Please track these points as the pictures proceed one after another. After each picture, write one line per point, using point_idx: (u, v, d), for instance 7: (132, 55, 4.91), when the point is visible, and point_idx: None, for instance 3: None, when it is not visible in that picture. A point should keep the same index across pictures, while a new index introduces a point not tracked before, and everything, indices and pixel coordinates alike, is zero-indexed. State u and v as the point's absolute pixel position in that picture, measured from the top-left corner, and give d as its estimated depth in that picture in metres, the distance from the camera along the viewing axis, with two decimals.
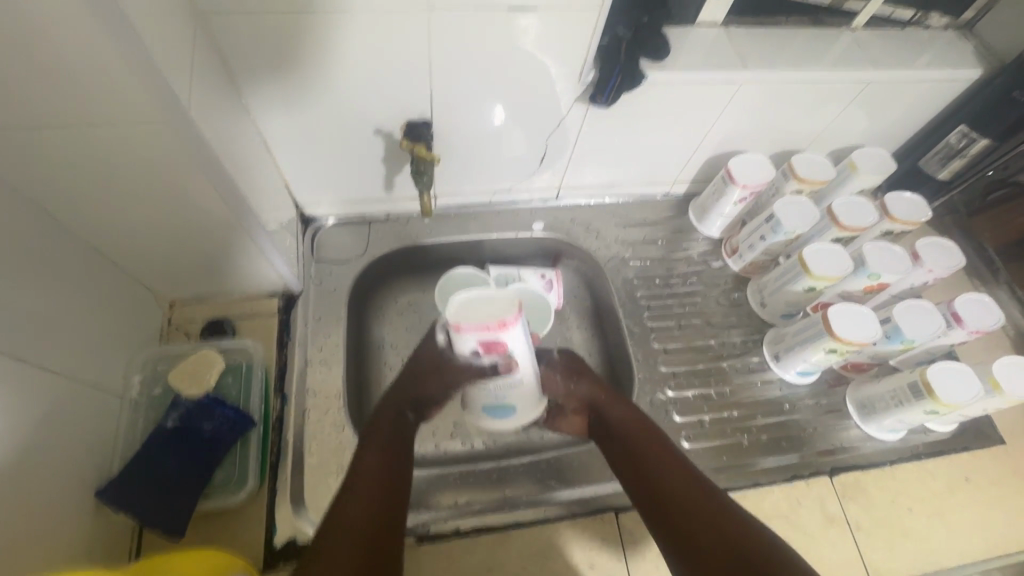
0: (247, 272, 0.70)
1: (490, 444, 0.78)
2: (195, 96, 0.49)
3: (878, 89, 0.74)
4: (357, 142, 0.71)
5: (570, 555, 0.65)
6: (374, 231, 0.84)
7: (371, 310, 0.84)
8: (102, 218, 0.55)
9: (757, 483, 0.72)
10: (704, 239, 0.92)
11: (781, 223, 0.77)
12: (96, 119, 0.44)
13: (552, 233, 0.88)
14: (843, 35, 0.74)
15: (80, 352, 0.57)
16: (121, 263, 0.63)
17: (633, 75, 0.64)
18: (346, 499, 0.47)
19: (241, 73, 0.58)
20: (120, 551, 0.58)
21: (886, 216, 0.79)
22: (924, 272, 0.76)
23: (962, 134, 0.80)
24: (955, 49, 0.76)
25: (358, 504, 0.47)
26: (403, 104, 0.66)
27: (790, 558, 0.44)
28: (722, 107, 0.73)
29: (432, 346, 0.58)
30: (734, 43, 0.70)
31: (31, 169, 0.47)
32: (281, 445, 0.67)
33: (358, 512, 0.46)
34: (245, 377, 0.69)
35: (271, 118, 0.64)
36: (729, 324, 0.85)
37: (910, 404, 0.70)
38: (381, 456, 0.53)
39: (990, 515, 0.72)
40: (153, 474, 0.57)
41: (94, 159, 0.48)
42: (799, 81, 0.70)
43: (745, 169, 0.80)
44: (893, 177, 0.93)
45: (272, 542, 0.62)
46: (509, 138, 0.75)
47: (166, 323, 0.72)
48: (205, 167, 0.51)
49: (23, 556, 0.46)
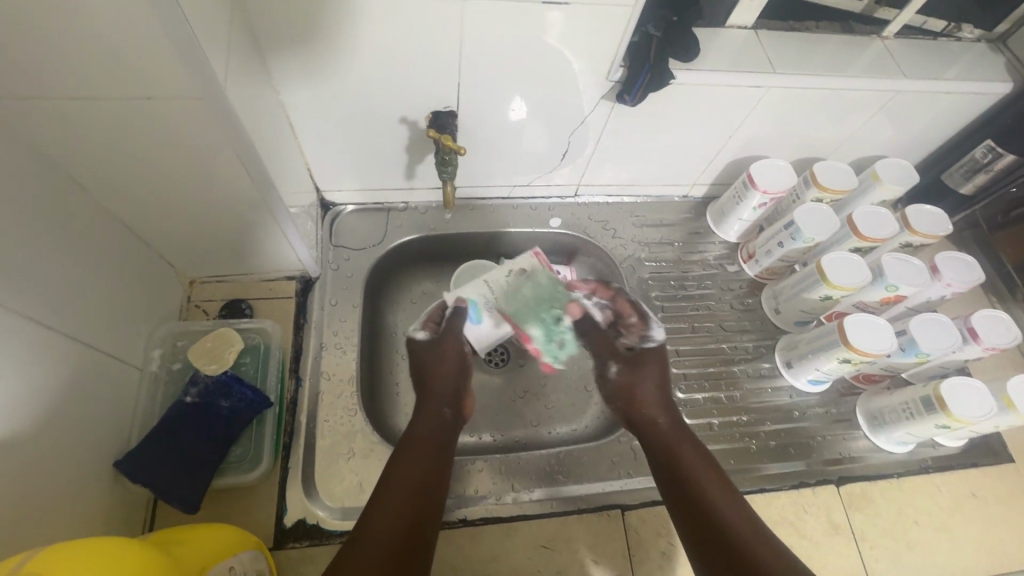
0: (268, 253, 0.71)
1: (498, 437, 0.78)
2: (230, 76, 0.50)
3: (905, 100, 0.74)
4: (381, 130, 0.71)
5: (574, 548, 0.65)
6: (393, 219, 0.84)
7: (386, 297, 0.85)
8: (132, 193, 0.56)
9: (763, 488, 0.72)
10: (720, 243, 0.92)
11: (801, 229, 0.76)
12: (136, 95, 0.45)
13: (569, 229, 0.88)
14: (873, 43, 0.74)
15: (105, 323, 0.58)
16: (147, 239, 0.64)
17: (661, 75, 0.63)
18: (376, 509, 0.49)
19: (272, 56, 0.58)
20: (135, 520, 0.59)
21: (906, 228, 0.79)
22: (942, 286, 0.75)
23: (988, 148, 0.79)
24: (986, 62, 0.76)
25: (388, 513, 0.49)
26: (429, 94, 0.66)
27: None
28: (747, 111, 0.73)
29: (421, 345, 0.69)
30: (763, 47, 0.70)
31: (68, 140, 0.48)
32: (294, 427, 0.68)
33: (383, 525, 0.48)
34: (263, 358, 0.70)
35: (298, 101, 0.65)
36: (742, 328, 0.85)
37: (921, 417, 0.70)
38: (417, 466, 0.54)
39: (996, 532, 0.72)
40: (171, 448, 0.58)
41: (129, 135, 0.49)
42: (826, 88, 0.70)
43: (768, 174, 0.80)
44: (915, 189, 0.92)
45: (282, 521, 0.63)
46: (533, 133, 0.75)
47: (186, 300, 0.73)
48: (236, 146, 0.52)
49: (43, 520, 0.47)
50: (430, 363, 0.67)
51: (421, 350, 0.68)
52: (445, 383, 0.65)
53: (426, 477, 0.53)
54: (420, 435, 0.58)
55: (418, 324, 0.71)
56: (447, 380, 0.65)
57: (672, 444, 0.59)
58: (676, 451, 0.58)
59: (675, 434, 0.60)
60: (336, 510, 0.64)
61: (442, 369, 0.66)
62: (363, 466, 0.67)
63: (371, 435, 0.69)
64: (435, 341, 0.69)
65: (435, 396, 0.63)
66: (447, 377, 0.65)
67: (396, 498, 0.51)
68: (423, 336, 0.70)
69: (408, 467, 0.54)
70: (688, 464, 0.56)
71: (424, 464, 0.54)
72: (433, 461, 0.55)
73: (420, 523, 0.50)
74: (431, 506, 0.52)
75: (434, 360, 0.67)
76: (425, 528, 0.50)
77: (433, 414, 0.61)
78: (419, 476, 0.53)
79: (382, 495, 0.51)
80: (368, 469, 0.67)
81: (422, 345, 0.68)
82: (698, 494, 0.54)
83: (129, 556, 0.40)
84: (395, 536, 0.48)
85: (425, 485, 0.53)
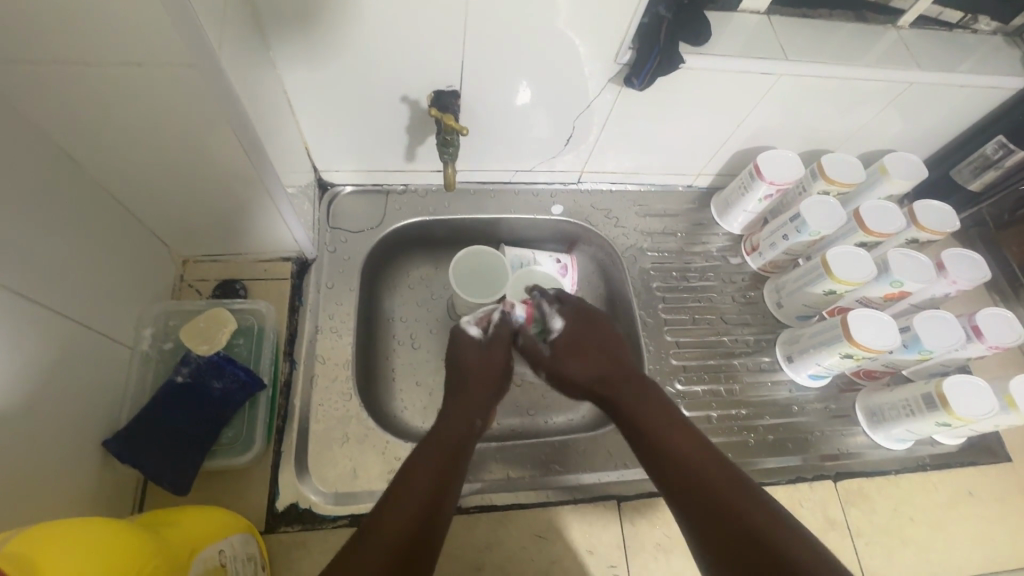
0: (264, 233, 0.69)
1: (494, 425, 0.77)
2: (226, 45, 0.48)
3: (918, 93, 0.72)
4: (381, 109, 0.69)
5: (569, 538, 0.65)
6: (392, 202, 0.83)
7: (383, 281, 0.83)
8: (123, 166, 0.54)
9: (759, 482, 0.72)
10: (723, 235, 0.90)
11: (807, 222, 0.75)
12: (127, 61, 0.43)
13: (571, 217, 0.87)
14: (888, 33, 0.72)
15: (95, 300, 0.56)
16: (139, 215, 0.62)
17: (671, 58, 0.61)
18: (389, 504, 0.48)
19: (269, 27, 0.56)
20: (124, 500, 0.58)
21: (913, 223, 0.77)
22: (947, 283, 0.75)
23: (1000, 145, 0.78)
24: (1002, 55, 0.74)
25: (404, 511, 0.47)
26: (432, 73, 0.64)
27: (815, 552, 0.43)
28: (758, 98, 0.71)
29: (469, 342, 0.69)
30: (776, 33, 0.68)
31: (57, 107, 0.46)
32: (288, 410, 0.67)
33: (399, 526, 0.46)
34: (256, 340, 0.69)
35: (297, 77, 0.63)
36: (743, 321, 0.84)
37: (921, 415, 0.70)
38: (435, 464, 0.53)
39: (990, 531, 0.72)
40: (161, 428, 0.57)
41: (119, 103, 0.47)
42: (839, 77, 0.68)
43: (775, 164, 0.78)
44: (922, 185, 0.91)
45: (274, 505, 0.62)
46: (537, 117, 0.73)
47: (179, 279, 0.72)
48: (232, 119, 0.50)
49: (29, 498, 0.46)
50: (475, 365, 0.66)
51: (466, 346, 0.68)
52: (485, 388, 0.65)
53: (444, 477, 0.52)
54: (445, 438, 0.56)
55: (473, 319, 0.71)
56: (485, 389, 0.65)
57: (641, 411, 0.59)
58: (648, 416, 0.58)
59: (641, 402, 0.60)
60: (330, 495, 0.63)
61: (488, 374, 0.66)
62: (357, 451, 0.66)
63: (365, 420, 0.68)
64: (485, 346, 0.69)
65: (472, 404, 0.62)
66: (490, 383, 0.66)
67: (413, 498, 0.48)
68: (475, 332, 0.69)
69: (426, 467, 0.52)
70: (660, 427, 0.56)
71: (442, 461, 0.53)
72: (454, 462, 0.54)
73: (433, 523, 0.48)
74: (443, 508, 0.50)
75: (480, 362, 0.67)
76: (434, 531, 0.48)
77: (462, 420, 0.60)
78: (438, 476, 0.52)
79: (400, 493, 0.49)
80: (362, 454, 0.66)
81: (469, 339, 0.69)
82: (671, 456, 0.53)
83: (114, 537, 0.39)
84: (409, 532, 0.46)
85: (443, 484, 0.51)
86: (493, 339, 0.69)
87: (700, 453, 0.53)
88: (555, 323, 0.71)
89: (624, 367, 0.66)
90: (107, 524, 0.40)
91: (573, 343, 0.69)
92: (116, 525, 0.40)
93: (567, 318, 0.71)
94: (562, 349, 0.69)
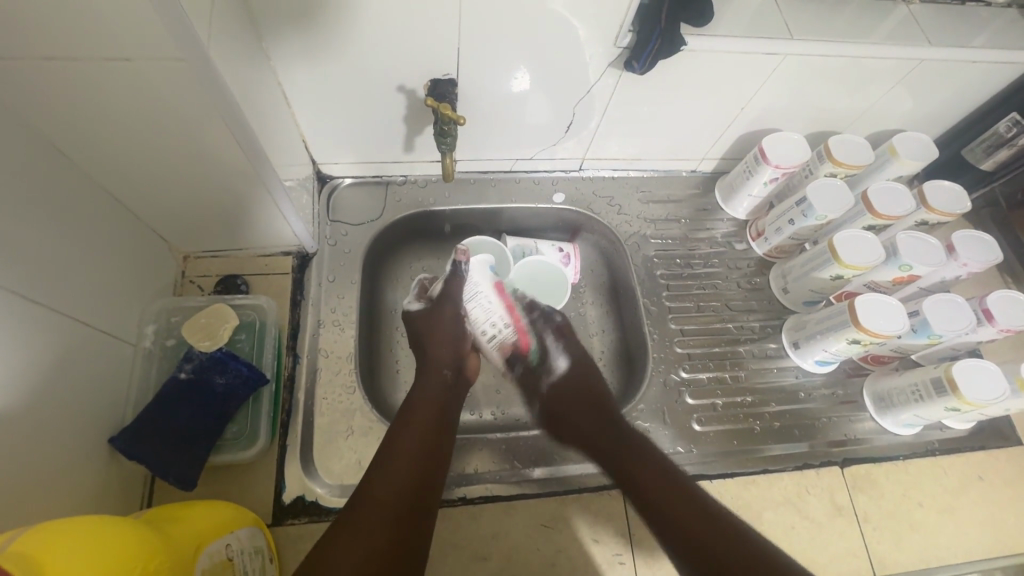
0: (263, 228, 0.69)
1: (499, 415, 0.77)
2: (215, 37, 0.47)
3: (927, 71, 0.70)
4: (378, 100, 0.68)
5: (574, 527, 0.65)
6: (391, 194, 0.82)
7: (384, 273, 0.83)
8: (118, 164, 0.54)
9: (765, 469, 0.72)
10: (728, 220, 0.89)
11: (814, 206, 0.74)
12: (113, 56, 0.42)
13: (573, 205, 0.86)
14: (897, 9, 0.70)
15: (96, 297, 0.57)
16: (137, 212, 0.62)
17: (673, 40, 0.59)
18: (378, 474, 0.51)
19: (261, 18, 0.55)
20: (132, 495, 0.59)
21: (922, 205, 0.76)
22: (958, 265, 0.73)
23: (1013, 122, 0.76)
24: (1018, 29, 0.71)
25: (392, 474, 0.51)
26: (429, 62, 0.63)
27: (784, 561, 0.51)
28: (762, 79, 0.69)
29: (416, 315, 0.71)
30: (780, 11, 0.66)
31: (45, 105, 0.46)
32: (292, 404, 0.67)
33: (389, 486, 0.50)
34: (258, 335, 0.68)
35: (290, 70, 0.62)
36: (748, 308, 0.84)
37: (930, 399, 0.69)
38: (421, 431, 0.56)
39: (1000, 516, 0.72)
40: (166, 425, 0.58)
41: (110, 100, 0.46)
42: (844, 57, 0.66)
43: (781, 147, 0.77)
44: (932, 165, 0.89)
45: (281, 498, 0.62)
46: (534, 105, 0.72)
47: (180, 275, 0.72)
48: (225, 115, 0.50)
49: (37, 496, 0.46)
50: (430, 334, 0.68)
51: (418, 318, 0.70)
52: (446, 349, 0.67)
53: (427, 441, 0.55)
54: (423, 405, 0.60)
55: (412, 295, 0.73)
56: (449, 348, 0.67)
57: (632, 463, 0.64)
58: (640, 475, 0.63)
59: (637, 460, 0.64)
60: (335, 488, 0.64)
61: (444, 338, 0.68)
62: (362, 444, 0.66)
63: (369, 412, 0.68)
64: (433, 310, 0.70)
65: (439, 361, 0.66)
66: (448, 346, 0.67)
67: (401, 460, 0.52)
68: (417, 306, 0.72)
69: (409, 430, 0.56)
70: (649, 484, 0.61)
71: (428, 428, 0.57)
72: (437, 426, 0.58)
73: (424, 480, 0.52)
74: (432, 464, 0.54)
75: (434, 329, 0.68)
76: (423, 498, 0.51)
77: (436, 378, 0.64)
78: (422, 442, 0.55)
79: (385, 458, 0.53)
80: (367, 446, 0.66)
81: (419, 314, 0.71)
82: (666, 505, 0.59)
83: (114, 532, 0.39)
84: (399, 499, 0.50)
85: (427, 444, 0.55)
86: (441, 302, 0.70)
87: (687, 496, 0.59)
88: (559, 361, 0.76)
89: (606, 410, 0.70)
90: (44, 529, 0.36)
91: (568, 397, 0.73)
92: (57, 522, 0.37)
93: (572, 360, 0.76)
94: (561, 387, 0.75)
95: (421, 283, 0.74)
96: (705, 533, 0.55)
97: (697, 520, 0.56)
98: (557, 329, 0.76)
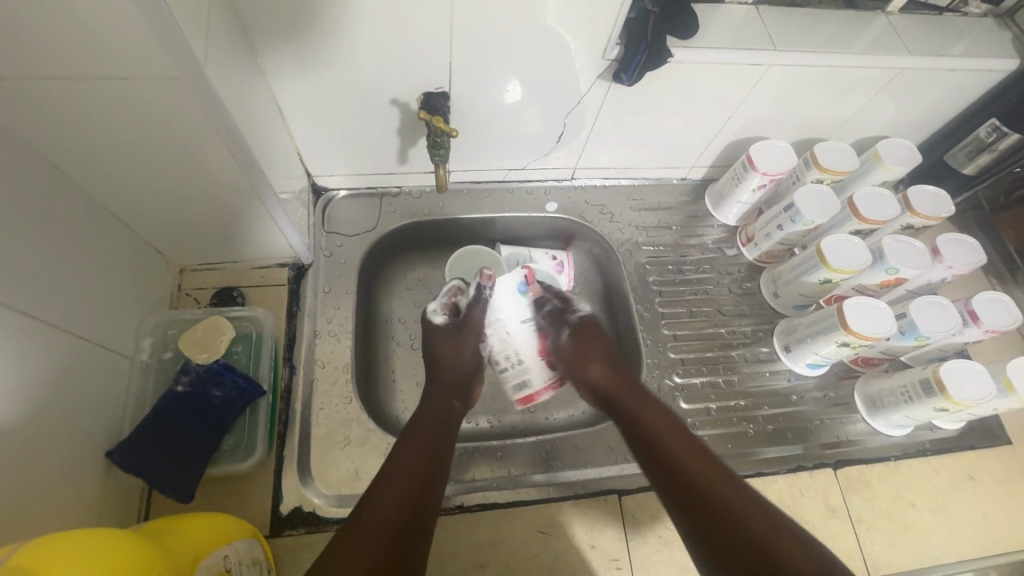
0: (259, 240, 0.69)
1: (495, 423, 0.78)
2: (211, 54, 0.48)
3: (908, 79, 0.72)
4: (372, 113, 0.69)
5: (571, 533, 0.65)
6: (386, 205, 0.83)
7: (380, 283, 0.84)
8: (115, 181, 0.55)
9: (759, 472, 0.72)
10: (719, 226, 0.91)
11: (801, 211, 0.75)
12: (111, 75, 0.43)
13: (566, 213, 0.87)
14: (877, 20, 0.72)
15: (93, 312, 0.57)
16: (134, 227, 0.63)
17: (659, 52, 0.61)
18: (378, 487, 0.52)
19: (256, 33, 0.56)
20: (129, 509, 0.59)
21: (907, 209, 0.77)
22: (943, 268, 0.74)
23: (993, 127, 0.77)
24: (994, 38, 0.73)
25: (392, 491, 0.51)
26: (422, 75, 0.64)
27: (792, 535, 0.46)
28: (748, 89, 0.71)
29: (439, 329, 0.72)
30: (764, 22, 0.68)
31: (44, 125, 0.47)
32: (289, 415, 0.68)
33: (390, 504, 0.50)
34: (254, 346, 0.69)
35: (286, 85, 0.63)
36: (740, 313, 0.85)
37: (920, 400, 0.70)
38: (421, 447, 0.57)
39: (991, 514, 0.72)
40: (163, 437, 0.58)
41: (108, 117, 0.47)
42: (828, 66, 0.68)
43: (768, 155, 0.78)
44: (917, 170, 0.91)
45: (278, 509, 0.63)
46: (526, 115, 0.73)
47: (176, 288, 0.72)
48: (220, 131, 0.50)
49: (34, 510, 0.46)
50: (446, 355, 0.70)
51: (438, 334, 0.71)
52: (455, 374, 0.69)
53: (427, 456, 0.56)
54: (424, 422, 0.60)
55: (439, 305, 0.74)
56: (459, 376, 0.69)
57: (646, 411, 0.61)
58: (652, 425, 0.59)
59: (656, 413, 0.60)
60: (333, 498, 0.64)
61: (458, 363, 0.69)
62: (358, 453, 0.67)
63: (366, 423, 0.68)
64: (455, 330, 0.72)
65: (448, 388, 0.66)
66: (459, 371, 0.69)
67: (399, 474, 0.53)
68: (442, 322, 0.73)
69: (411, 450, 0.56)
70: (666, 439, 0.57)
71: (428, 445, 0.57)
72: (438, 442, 0.58)
73: (426, 497, 0.52)
74: (433, 477, 0.54)
75: (449, 352, 0.70)
76: (423, 510, 0.51)
77: (443, 403, 0.64)
78: (422, 457, 0.56)
79: (388, 475, 0.53)
80: (363, 456, 0.67)
81: (440, 328, 0.72)
82: (675, 456, 0.55)
83: (102, 550, 0.38)
84: (399, 512, 0.50)
85: (428, 462, 0.55)
86: (461, 325, 0.72)
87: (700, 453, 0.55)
88: (580, 306, 0.75)
89: (620, 368, 0.68)
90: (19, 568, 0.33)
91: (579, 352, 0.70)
92: (24, 552, 0.35)
93: (592, 309, 0.74)
94: (585, 323, 0.72)
95: (451, 293, 0.75)
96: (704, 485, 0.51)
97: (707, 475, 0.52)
98: (562, 306, 0.74)
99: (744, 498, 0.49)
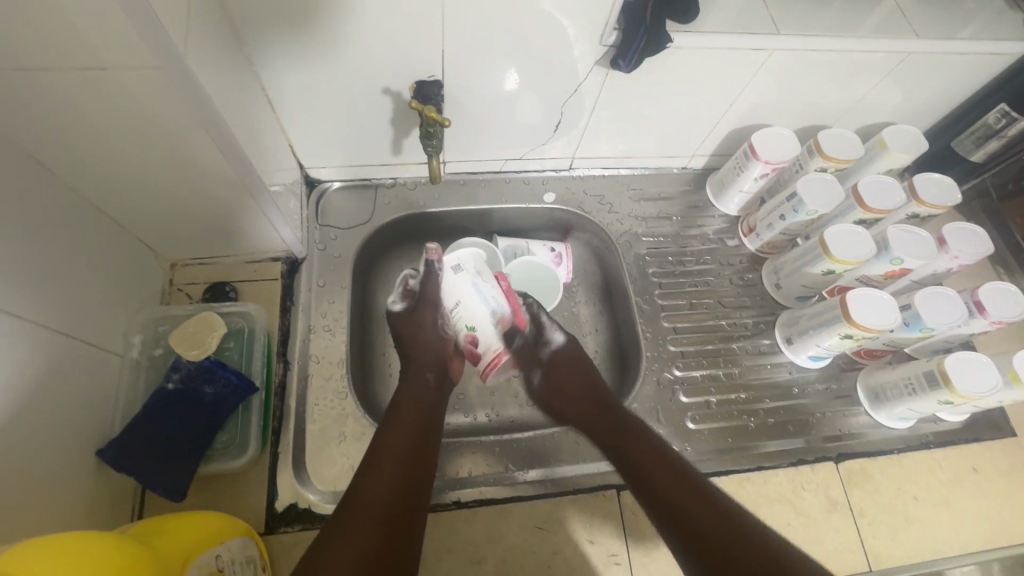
0: (250, 234, 0.68)
1: (493, 417, 0.77)
2: (193, 43, 0.46)
3: (916, 64, 0.70)
4: (365, 103, 0.68)
5: (569, 528, 0.65)
6: (381, 196, 0.82)
7: (376, 275, 0.83)
8: (98, 174, 0.54)
9: (760, 466, 0.72)
10: (720, 217, 0.89)
11: (804, 201, 0.73)
12: (87, 65, 0.42)
13: (564, 204, 0.85)
14: (884, 2, 0.69)
15: (80, 309, 0.56)
16: (120, 221, 0.62)
17: (659, 38, 0.59)
18: (369, 477, 0.51)
19: (243, 23, 0.55)
20: (122, 508, 0.59)
21: (913, 198, 0.75)
22: (949, 258, 0.73)
23: (1002, 113, 0.75)
24: (1005, 20, 0.71)
25: (383, 483, 0.51)
26: (414, 64, 0.63)
27: (780, 544, 0.50)
28: (750, 75, 0.69)
29: (399, 315, 0.71)
30: (767, 5, 0.66)
31: (24, 119, 0.46)
32: (283, 411, 0.67)
33: (381, 493, 0.50)
34: (247, 342, 0.68)
35: (274, 75, 0.61)
36: (741, 305, 0.83)
37: (923, 393, 0.69)
38: (410, 437, 0.56)
39: (994, 507, 0.72)
40: (155, 436, 0.57)
41: (88, 109, 0.46)
42: (832, 50, 0.66)
43: (770, 143, 0.77)
44: (923, 157, 0.89)
45: (274, 506, 0.62)
46: (523, 105, 0.71)
47: (168, 284, 0.71)
48: (204, 124, 0.49)
49: (26, 510, 0.46)
50: (410, 338, 0.69)
51: (400, 318, 0.70)
52: (426, 353, 0.68)
53: (417, 448, 0.56)
54: (411, 412, 0.60)
55: (396, 294, 0.73)
56: (429, 355, 0.68)
57: (623, 424, 0.66)
58: (622, 438, 0.64)
59: (626, 432, 0.65)
60: (328, 494, 0.63)
61: (423, 341, 0.68)
62: (354, 449, 0.66)
63: (362, 418, 0.68)
64: (412, 313, 0.70)
65: (421, 364, 0.66)
66: (430, 351, 0.68)
67: (390, 465, 0.53)
68: (400, 307, 0.71)
69: (399, 441, 0.55)
70: (638, 452, 0.62)
71: (416, 435, 0.57)
72: (423, 432, 0.58)
73: (413, 488, 0.52)
74: (421, 468, 0.54)
75: (413, 332, 0.69)
76: (412, 502, 0.51)
77: (418, 381, 0.64)
78: (410, 444, 0.55)
79: (373, 461, 0.53)
80: (359, 452, 0.66)
81: (401, 314, 0.71)
82: (650, 473, 0.59)
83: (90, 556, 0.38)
84: (389, 505, 0.50)
85: (416, 452, 0.55)
86: (419, 304, 0.70)
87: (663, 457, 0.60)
88: (555, 336, 0.75)
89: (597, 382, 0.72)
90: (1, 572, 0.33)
91: (566, 366, 0.73)
92: (6, 557, 0.34)
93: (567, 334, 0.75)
94: (560, 358, 0.74)
95: (403, 279, 0.73)
96: (672, 490, 0.57)
97: (675, 486, 0.57)
98: (552, 304, 0.76)
99: (715, 509, 0.54)
